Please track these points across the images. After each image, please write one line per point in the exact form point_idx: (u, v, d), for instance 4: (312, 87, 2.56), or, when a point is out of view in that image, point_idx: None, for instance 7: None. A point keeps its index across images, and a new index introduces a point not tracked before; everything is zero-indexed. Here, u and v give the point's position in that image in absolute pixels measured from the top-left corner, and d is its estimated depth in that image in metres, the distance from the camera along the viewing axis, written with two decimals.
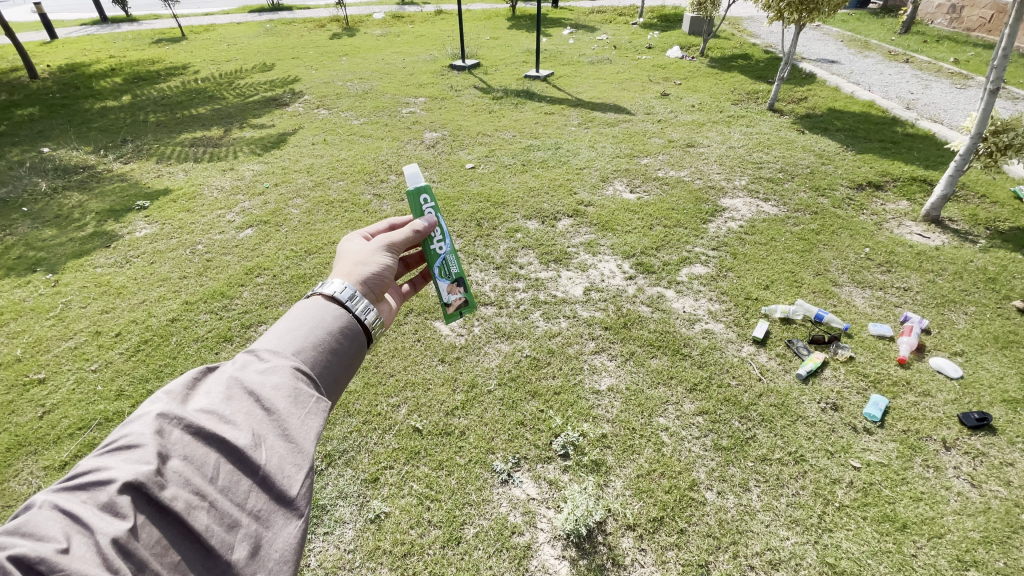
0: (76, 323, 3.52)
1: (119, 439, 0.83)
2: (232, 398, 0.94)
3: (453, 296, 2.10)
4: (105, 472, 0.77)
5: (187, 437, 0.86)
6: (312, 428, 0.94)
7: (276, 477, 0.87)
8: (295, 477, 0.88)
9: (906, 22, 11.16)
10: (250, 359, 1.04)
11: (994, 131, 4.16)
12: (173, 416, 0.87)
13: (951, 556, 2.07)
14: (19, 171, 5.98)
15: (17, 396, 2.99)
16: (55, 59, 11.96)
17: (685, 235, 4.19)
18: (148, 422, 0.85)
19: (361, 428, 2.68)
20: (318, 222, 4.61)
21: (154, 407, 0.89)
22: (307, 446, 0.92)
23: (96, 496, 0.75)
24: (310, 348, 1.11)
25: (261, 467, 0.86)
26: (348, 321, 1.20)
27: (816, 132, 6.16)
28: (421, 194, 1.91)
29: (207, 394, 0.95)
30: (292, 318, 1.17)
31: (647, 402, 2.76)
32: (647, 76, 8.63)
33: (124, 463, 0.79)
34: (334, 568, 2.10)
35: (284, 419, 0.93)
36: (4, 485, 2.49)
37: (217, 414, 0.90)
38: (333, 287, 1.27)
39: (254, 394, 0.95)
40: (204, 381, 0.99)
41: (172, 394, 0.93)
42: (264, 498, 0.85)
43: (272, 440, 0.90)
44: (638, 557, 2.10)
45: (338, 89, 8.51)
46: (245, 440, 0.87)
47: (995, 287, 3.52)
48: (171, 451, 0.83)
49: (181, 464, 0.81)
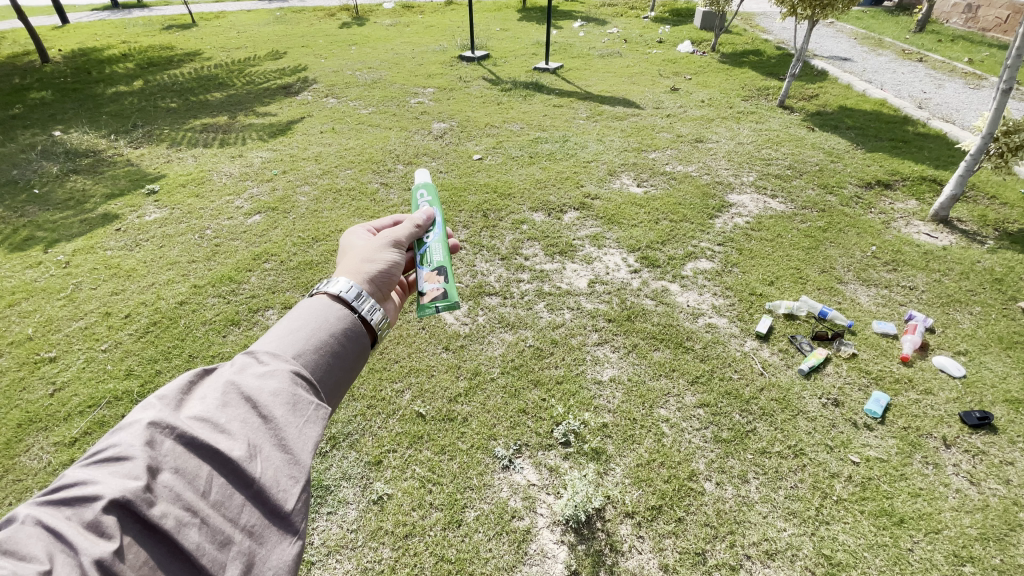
0: (86, 304, 3.58)
1: (107, 449, 0.79)
2: (227, 405, 0.91)
3: (429, 286, 1.92)
4: (91, 487, 0.74)
5: (179, 447, 0.83)
6: (310, 437, 0.92)
7: (271, 490, 0.84)
8: (291, 490, 0.86)
9: (921, 21, 11.04)
10: (249, 361, 1.01)
11: (1005, 131, 4.11)
12: (164, 424, 0.84)
13: (947, 551, 2.09)
14: (30, 153, 6.03)
15: (28, 373, 3.05)
16: (67, 44, 12.02)
17: (691, 230, 4.19)
18: (139, 430, 0.82)
19: (365, 411, 2.72)
20: (326, 210, 4.64)
21: (146, 414, 0.86)
22: (304, 457, 0.90)
23: (81, 514, 0.72)
24: (311, 351, 1.09)
25: (256, 480, 0.84)
26: (351, 322, 1.19)
27: (827, 130, 6.11)
28: (421, 190, 2.13)
29: (201, 400, 0.92)
30: (293, 318, 1.15)
31: (648, 393, 2.79)
32: (657, 71, 8.59)
33: (111, 477, 0.76)
34: (336, 546, 2.14)
35: (281, 428, 0.90)
36: (15, 460, 2.55)
37: (212, 423, 0.87)
38: (339, 285, 1.27)
39: (251, 400, 0.93)
40: (200, 385, 0.96)
41: (165, 399, 0.90)
42: (259, 513, 0.83)
43: (267, 450, 0.87)
44: (637, 544, 2.13)
45: (347, 78, 8.53)
46: (240, 451, 0.84)
47: (1001, 288, 3.50)
48: (161, 463, 0.80)
49: (172, 478, 0.78)
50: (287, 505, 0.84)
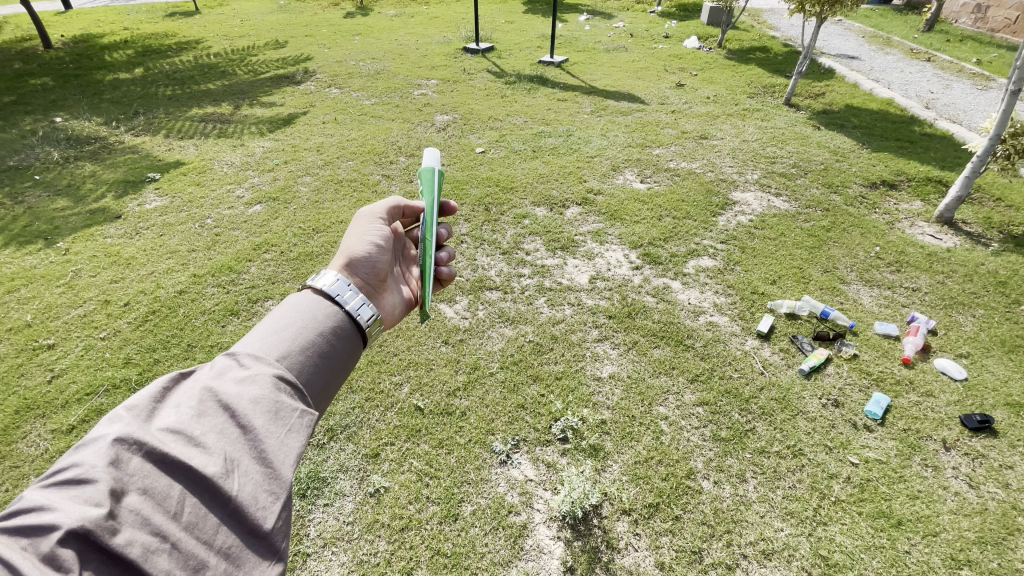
0: (85, 292, 3.56)
1: (68, 471, 0.75)
2: (204, 415, 0.88)
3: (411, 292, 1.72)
4: (49, 515, 0.70)
5: (147, 465, 0.79)
6: (291, 449, 0.89)
7: (249, 509, 0.81)
8: (271, 508, 0.83)
9: (930, 20, 10.97)
10: (230, 366, 0.99)
11: (1012, 132, 4.01)
12: (131, 439, 0.80)
13: (945, 554, 2.09)
14: (31, 139, 6.00)
15: (26, 360, 3.04)
16: (69, 30, 11.96)
17: (695, 227, 4.16)
18: (103, 448, 0.78)
19: (363, 404, 2.71)
20: (327, 201, 4.61)
21: (114, 427, 0.82)
22: (285, 471, 0.87)
23: (37, 545, 0.67)
24: (297, 352, 1.09)
25: (233, 497, 0.80)
26: (340, 321, 1.20)
27: (833, 129, 6.05)
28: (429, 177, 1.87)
29: (175, 409, 0.89)
30: (279, 315, 1.16)
31: (647, 391, 2.78)
32: (663, 66, 8.51)
33: (72, 504, 0.72)
34: (332, 538, 2.14)
35: (260, 438, 0.88)
36: (11, 446, 2.55)
37: (185, 434, 0.84)
38: (326, 281, 1.28)
39: (229, 408, 0.90)
40: (175, 393, 0.93)
41: (136, 412, 0.87)
42: (235, 534, 0.79)
43: (246, 464, 0.84)
44: (633, 541, 2.13)
45: (350, 69, 8.47)
46: (216, 467, 0.81)
47: (1005, 291, 3.48)
48: (128, 484, 0.76)
49: (140, 501, 0.75)
50: (265, 524, 0.81)
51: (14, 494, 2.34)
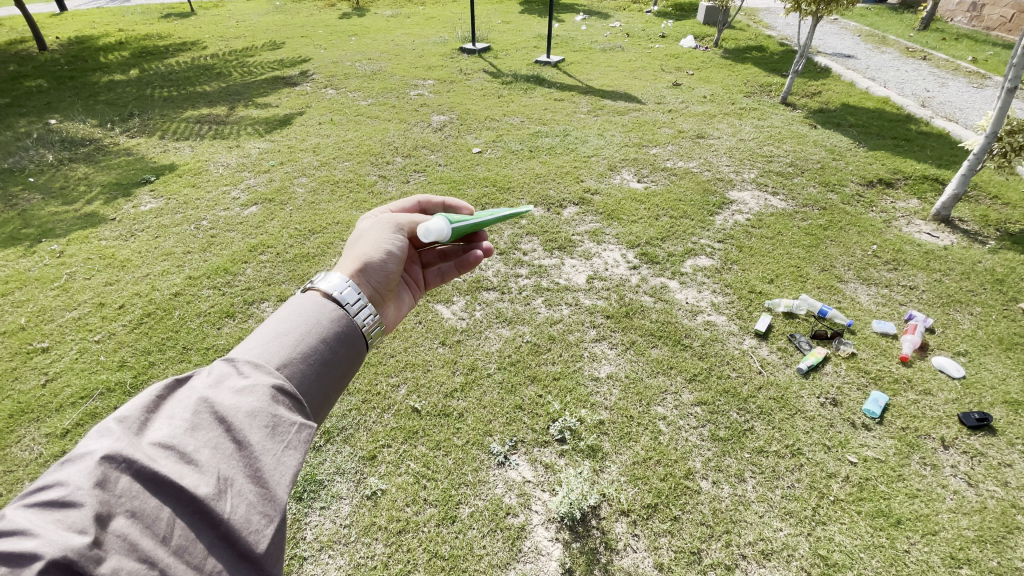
0: (80, 294, 3.53)
1: (52, 491, 0.74)
2: (198, 428, 0.86)
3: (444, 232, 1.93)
4: (30, 541, 0.67)
5: (136, 486, 0.78)
6: (287, 468, 0.88)
7: (241, 532, 0.79)
8: (264, 531, 0.80)
9: (926, 19, 11.00)
10: (227, 373, 0.97)
11: (1009, 130, 4.02)
12: (121, 457, 0.79)
13: (944, 553, 2.08)
14: (26, 141, 5.98)
15: (20, 363, 3.02)
16: (65, 31, 11.94)
17: (692, 227, 4.15)
18: (90, 467, 0.76)
19: (360, 406, 2.69)
20: (323, 202, 4.59)
21: (104, 443, 0.80)
22: (280, 491, 0.85)
23: None
24: (297, 359, 1.06)
25: (225, 520, 0.78)
26: (343, 325, 1.17)
27: (829, 128, 6.06)
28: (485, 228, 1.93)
29: (167, 421, 0.87)
30: (283, 317, 1.14)
31: (646, 391, 2.77)
32: (659, 65, 8.53)
33: (55, 529, 0.70)
34: (329, 542, 2.12)
35: (256, 456, 0.86)
36: (4, 451, 2.52)
37: (178, 450, 0.82)
38: (332, 284, 1.26)
39: (224, 421, 0.88)
40: (168, 403, 0.91)
41: (128, 424, 0.84)
42: (226, 558, 0.78)
43: (240, 485, 0.82)
44: (631, 542, 2.12)
45: (347, 69, 8.46)
46: (208, 488, 0.79)
47: (1002, 289, 3.49)
48: (115, 508, 0.74)
49: (127, 524, 0.73)
50: (258, 547, 0.79)
51: (5, 499, 2.31)
